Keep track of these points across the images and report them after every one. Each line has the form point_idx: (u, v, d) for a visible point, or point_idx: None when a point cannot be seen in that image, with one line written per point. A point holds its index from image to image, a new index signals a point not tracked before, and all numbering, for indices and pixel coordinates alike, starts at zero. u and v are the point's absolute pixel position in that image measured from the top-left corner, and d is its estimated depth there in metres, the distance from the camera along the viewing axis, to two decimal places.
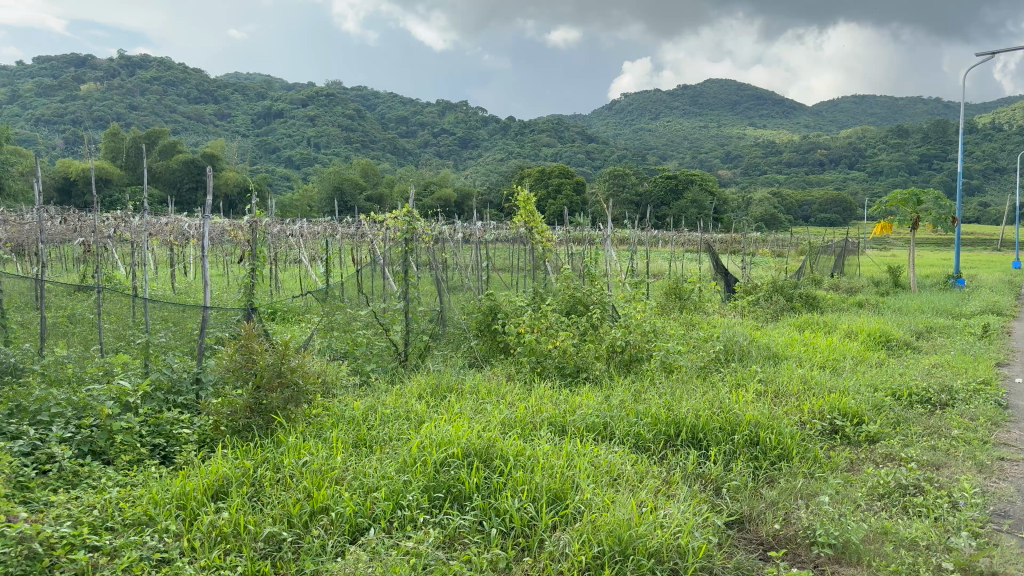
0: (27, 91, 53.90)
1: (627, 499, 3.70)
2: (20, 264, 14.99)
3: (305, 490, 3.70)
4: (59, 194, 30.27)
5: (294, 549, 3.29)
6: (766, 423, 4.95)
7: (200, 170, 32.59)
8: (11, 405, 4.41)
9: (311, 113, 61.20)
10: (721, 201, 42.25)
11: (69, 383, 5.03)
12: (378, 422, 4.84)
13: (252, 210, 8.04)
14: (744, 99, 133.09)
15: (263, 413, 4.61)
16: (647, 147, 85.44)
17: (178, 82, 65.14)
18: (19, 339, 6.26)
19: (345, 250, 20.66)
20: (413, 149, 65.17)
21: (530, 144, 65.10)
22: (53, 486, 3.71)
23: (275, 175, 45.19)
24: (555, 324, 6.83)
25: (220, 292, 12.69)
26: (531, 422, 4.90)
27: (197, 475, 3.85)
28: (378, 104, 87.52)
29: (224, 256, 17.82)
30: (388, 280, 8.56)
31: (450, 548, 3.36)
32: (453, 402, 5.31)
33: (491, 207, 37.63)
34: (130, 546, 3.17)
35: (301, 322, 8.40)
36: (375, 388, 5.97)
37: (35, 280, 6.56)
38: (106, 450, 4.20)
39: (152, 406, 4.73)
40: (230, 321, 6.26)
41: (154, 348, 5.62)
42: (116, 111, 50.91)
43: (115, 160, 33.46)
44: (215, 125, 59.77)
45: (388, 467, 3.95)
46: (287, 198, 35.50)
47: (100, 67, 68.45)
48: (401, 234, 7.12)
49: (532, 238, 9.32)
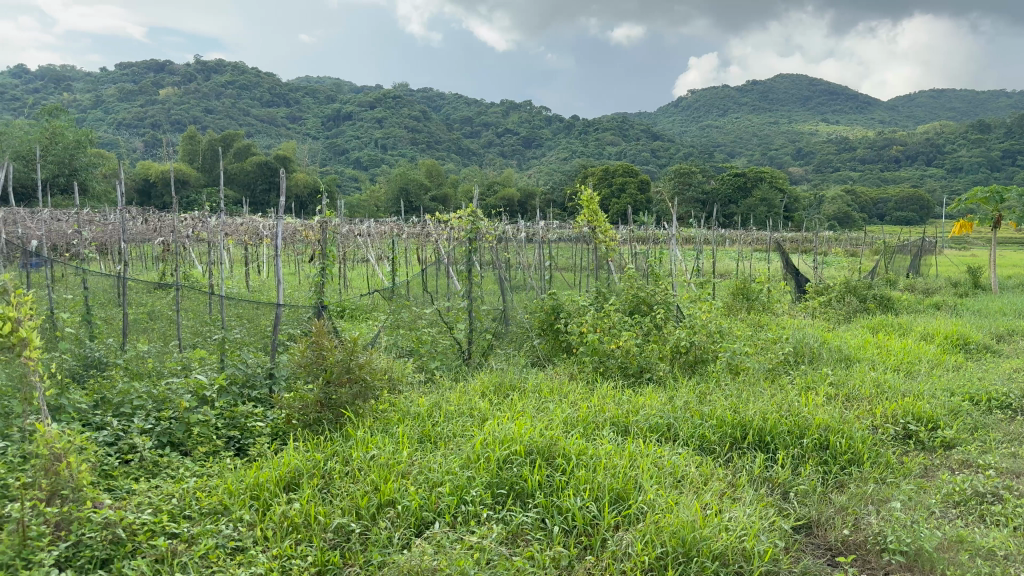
0: (111, 97, 56.50)
1: (692, 501, 3.67)
2: (104, 262, 15.71)
3: (373, 483, 3.79)
4: (140, 195, 31.54)
5: (361, 540, 3.38)
6: (836, 427, 4.86)
7: (273, 171, 33.50)
8: (96, 397, 4.63)
9: (378, 114, 62.32)
10: (791, 199, 41.22)
11: (149, 377, 5.25)
12: (442, 419, 4.90)
13: (321, 209, 8.13)
14: (816, 95, 129.43)
15: (333, 407, 4.72)
16: (715, 144, 84.02)
17: (252, 86, 67.18)
18: (102, 333, 6.59)
19: (412, 248, 21.11)
20: (478, 150, 65.68)
21: (596, 142, 64.83)
22: (135, 475, 3.90)
23: (342, 176, 46.11)
24: (618, 324, 6.79)
25: (291, 291, 13.01)
26: (594, 422, 4.89)
27: (270, 466, 3.97)
28: (443, 105, 88.40)
29: (297, 256, 18.35)
30: (452, 278, 8.62)
31: (513, 545, 3.40)
32: (516, 401, 5.34)
33: (555, 207, 37.62)
34: (207, 534, 3.32)
35: (369, 320, 8.61)
36: (438, 385, 6.05)
37: (118, 277, 6.83)
38: (184, 442, 4.40)
39: (227, 399, 4.92)
40: (301, 319, 6.48)
41: (230, 343, 5.84)
42: (192, 114, 52.78)
43: (193, 161, 34.71)
44: (286, 127, 61.50)
45: (452, 462, 4.01)
46: (355, 198, 36.21)
47: (178, 72, 71.07)
48: (464, 234, 7.22)
49: (595, 238, 9.23)
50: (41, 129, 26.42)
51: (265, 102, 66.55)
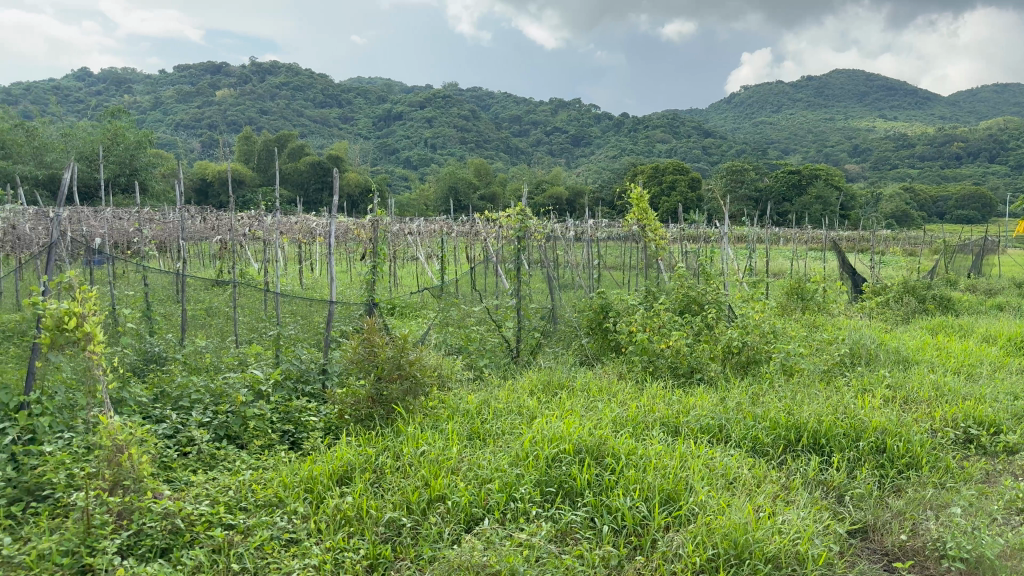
0: (170, 99, 58.09)
1: (744, 503, 3.63)
2: (163, 259, 16.14)
3: (423, 478, 3.83)
4: (198, 194, 32.35)
5: (412, 535, 3.42)
6: (894, 430, 4.75)
7: (326, 171, 34.01)
8: (156, 390, 4.77)
9: (429, 113, 62.81)
10: (848, 197, 40.29)
11: (207, 371, 5.39)
12: (491, 416, 4.94)
13: (372, 208, 8.22)
14: (873, 90, 126.22)
15: (384, 403, 4.78)
16: (768, 141, 82.58)
17: (305, 87, 68.37)
18: (162, 329, 6.79)
19: (461, 246, 21.26)
20: (527, 148, 65.70)
21: (646, 140, 64.29)
22: (193, 467, 4.01)
23: (393, 176, 46.60)
24: (668, 323, 6.72)
25: (342, 289, 13.18)
26: (643, 422, 4.87)
27: (323, 460, 4.04)
28: (493, 104, 88.73)
29: (349, 254, 18.62)
30: (500, 276, 8.63)
31: (562, 543, 3.40)
32: (565, 399, 5.35)
33: (604, 205, 37.43)
34: (262, 525, 3.39)
35: (418, 317, 8.70)
36: (487, 382, 6.09)
37: (177, 275, 7.01)
38: (240, 435, 4.52)
39: (282, 394, 5.03)
40: (353, 316, 6.60)
41: (284, 340, 5.96)
42: (248, 115, 53.88)
43: (249, 161, 35.45)
44: (338, 127, 62.42)
45: (501, 459, 4.04)
46: (406, 197, 36.59)
47: (234, 74, 72.71)
48: (513, 232, 7.24)
49: (645, 237, 9.16)
50: (104, 131, 27.26)
51: (318, 103, 67.57)
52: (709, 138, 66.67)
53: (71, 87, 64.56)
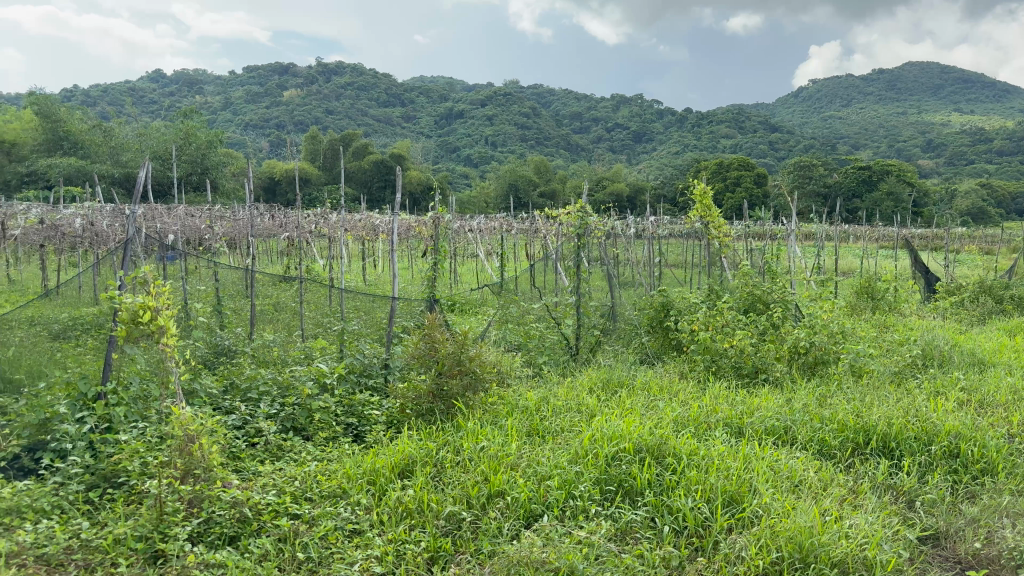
0: (239, 100, 59.69)
1: (810, 506, 3.56)
2: (231, 255, 16.60)
3: (483, 473, 3.86)
4: (266, 193, 33.14)
5: (472, 529, 3.45)
6: (969, 434, 4.58)
7: (389, 169, 34.45)
8: (226, 382, 4.92)
9: (489, 112, 62.99)
10: (921, 193, 38.96)
11: (274, 364, 5.53)
12: (550, 413, 4.94)
13: (433, 206, 8.31)
14: (949, 84, 121.72)
15: (444, 398, 4.82)
16: (837, 136, 80.35)
17: (369, 87, 69.43)
18: (232, 323, 7.02)
19: (521, 244, 21.31)
20: (588, 145, 65.36)
21: (710, 135, 63.21)
22: (260, 457, 4.12)
23: (454, 174, 46.94)
24: (732, 322, 6.61)
25: (404, 286, 13.35)
26: (706, 422, 4.82)
27: (385, 453, 4.11)
28: (554, 101, 88.56)
29: (411, 251, 18.83)
30: (559, 274, 8.60)
31: (621, 542, 3.38)
32: (625, 397, 5.33)
33: (666, 202, 37.00)
34: (326, 516, 3.47)
35: (478, 314, 8.77)
36: (546, 379, 6.12)
37: (246, 270, 7.21)
38: (306, 427, 4.63)
39: (346, 387, 5.15)
40: (414, 312, 6.69)
41: (348, 334, 6.08)
42: (314, 115, 54.97)
43: (314, 161, 36.16)
44: (401, 126, 63.17)
45: (560, 457, 4.04)
46: (466, 195, 36.82)
47: (300, 75, 74.30)
48: (573, 230, 7.24)
49: (708, 234, 9.02)
50: (178, 131, 28.16)
51: (382, 102, 68.44)
52: (775, 133, 65.24)
53: (146, 89, 66.91)
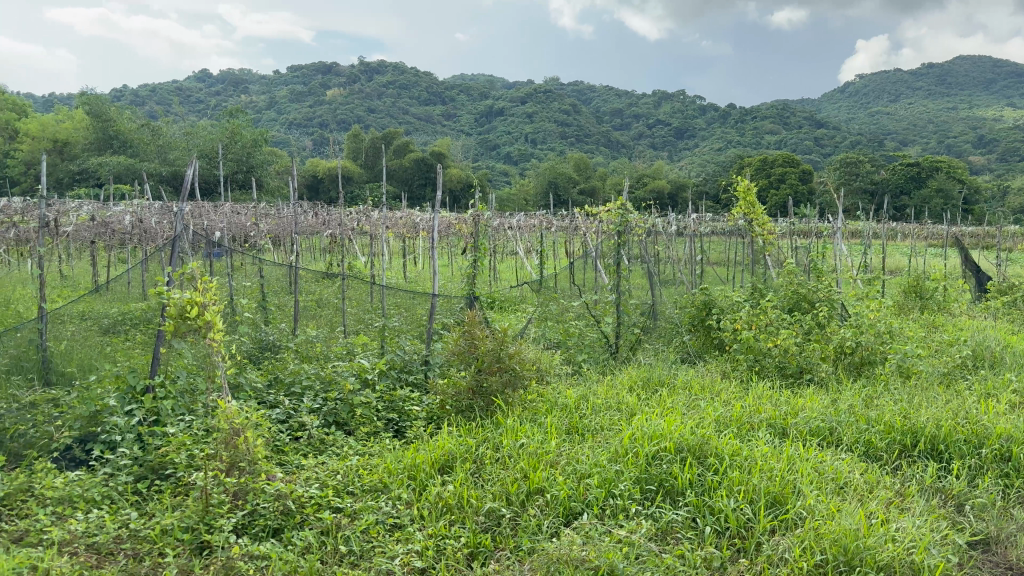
0: (283, 99, 60.59)
1: (855, 508, 3.50)
2: (276, 252, 16.84)
3: (522, 470, 3.86)
4: (309, 190, 33.58)
5: (511, 525, 3.46)
6: (1021, 437, 4.46)
7: (429, 167, 34.65)
8: (270, 377, 5.00)
9: (530, 109, 62.93)
10: (972, 190, 38.00)
11: (317, 360, 5.61)
12: (590, 411, 4.92)
13: (474, 203, 8.34)
14: (1002, 77, 118.30)
15: (484, 395, 4.83)
16: (884, 132, 78.66)
17: (411, 85, 69.91)
18: (277, 319, 7.13)
19: (561, 241, 21.30)
20: (629, 142, 64.93)
21: (753, 131, 62.30)
22: (303, 451, 4.18)
23: (494, 172, 47.03)
24: (775, 321, 6.51)
25: (445, 283, 13.42)
26: (749, 422, 4.76)
27: (426, 449, 4.13)
28: (595, 97, 88.17)
29: (451, 248, 18.92)
30: (599, 272, 8.56)
31: (662, 541, 3.36)
32: (665, 396, 5.28)
33: (708, 199, 36.62)
34: (368, 509, 3.51)
35: (517, 311, 8.78)
36: (586, 377, 6.10)
37: (290, 267, 7.31)
38: (348, 422, 4.68)
39: (387, 383, 5.20)
40: (454, 309, 6.70)
41: (389, 331, 6.13)
42: (356, 113, 55.51)
43: (356, 159, 36.54)
44: (442, 124, 63.51)
45: (600, 455, 4.03)
46: (506, 193, 36.84)
47: (343, 74, 75.12)
48: (613, 227, 7.18)
49: (752, 231, 8.90)
50: (224, 130, 28.68)
51: (422, 100, 68.85)
52: (820, 129, 64.08)
53: (193, 89, 68.21)
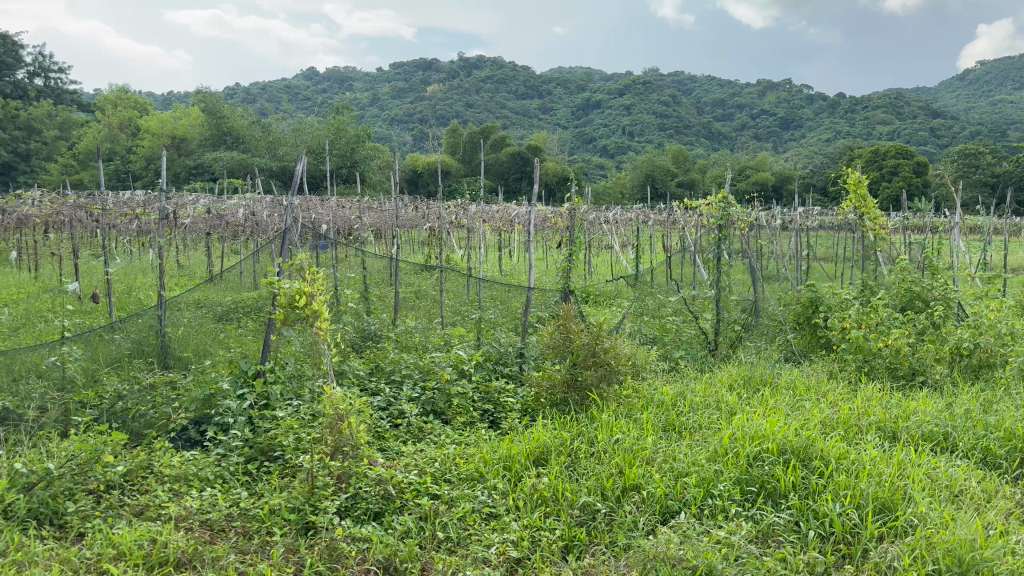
0: (386, 96, 62.16)
1: (972, 518, 3.32)
2: (376, 245, 17.29)
3: (617, 466, 3.84)
4: (409, 184, 34.29)
5: (607, 520, 3.46)
6: None
7: (526, 161, 34.73)
8: (372, 365, 5.15)
9: (628, 101, 62.25)
10: None
11: (416, 350, 5.74)
12: (688, 408, 4.85)
13: (571, 197, 8.31)
14: None
15: (579, 389, 4.83)
16: (1010, 121, 73.55)
17: (509, 79, 70.42)
18: (378, 310, 7.33)
19: (658, 236, 20.99)
20: (730, 133, 63.18)
21: (864, 121, 59.49)
22: (402, 438, 4.29)
23: (591, 165, 46.76)
24: (886, 320, 6.22)
25: (540, 276, 13.43)
26: (857, 425, 4.58)
27: (521, 440, 4.18)
28: (695, 88, 86.31)
29: (547, 242, 18.94)
30: (698, 267, 8.39)
31: (763, 544, 3.28)
32: (768, 396, 5.15)
33: (814, 192, 35.16)
34: (464, 497, 3.57)
35: (613, 306, 8.74)
36: (683, 374, 6.01)
37: (390, 260, 7.50)
38: (445, 411, 4.78)
39: (482, 374, 5.29)
40: (549, 302, 6.69)
41: (485, 323, 6.20)
42: (455, 108, 56.33)
43: (455, 153, 37.04)
44: (539, 118, 63.65)
45: (699, 455, 3.96)
46: (602, 186, 36.54)
47: (443, 69, 76.40)
48: (715, 221, 7.02)
49: (863, 227, 8.52)
50: (329, 126, 29.63)
51: (519, 95, 69.22)
52: (938, 118, 60.58)
53: (301, 87, 70.84)
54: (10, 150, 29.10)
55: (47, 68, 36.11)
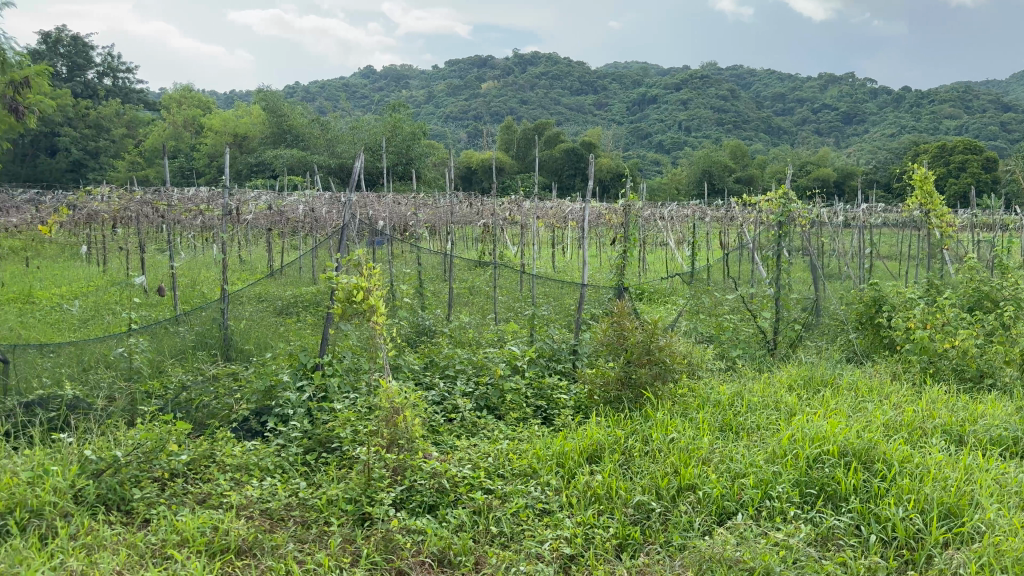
0: (442, 93, 62.64)
1: None
2: (431, 241, 17.46)
3: (673, 465, 3.81)
4: (463, 181, 34.50)
5: (661, 520, 3.44)
6: None
7: (580, 157, 34.56)
8: (426, 359, 5.21)
9: (684, 96, 61.49)
10: None
11: (471, 345, 5.78)
12: (745, 409, 4.78)
13: (625, 194, 8.26)
14: None
15: (633, 387, 4.80)
16: None
17: (563, 75, 70.27)
18: (433, 305, 7.40)
19: (715, 233, 20.70)
20: (790, 127, 61.87)
21: (930, 115, 57.59)
22: (456, 433, 4.34)
23: (646, 161, 46.35)
24: (954, 320, 6.02)
25: (593, 273, 13.39)
26: (921, 427, 4.46)
27: (574, 438, 4.18)
28: (754, 82, 84.75)
29: (601, 238, 18.86)
30: (756, 265, 8.25)
31: (823, 548, 3.22)
32: (828, 397, 5.04)
33: (878, 188, 34.18)
34: (518, 493, 3.59)
35: (667, 304, 8.66)
36: (740, 373, 5.92)
37: (444, 257, 7.57)
38: (498, 407, 4.81)
39: (536, 370, 5.29)
40: (603, 299, 6.64)
41: (539, 320, 6.20)
42: (510, 105, 56.46)
43: (509, 150, 37.11)
44: (594, 114, 63.36)
45: (756, 455, 3.90)
46: (658, 182, 36.20)
47: (498, 66, 76.64)
48: (774, 217, 6.89)
49: (929, 224, 8.24)
50: (385, 123, 29.96)
51: (574, 91, 68.96)
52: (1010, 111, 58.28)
53: (359, 85, 71.92)
54: (81, 148, 30.20)
55: (115, 68, 37.31)
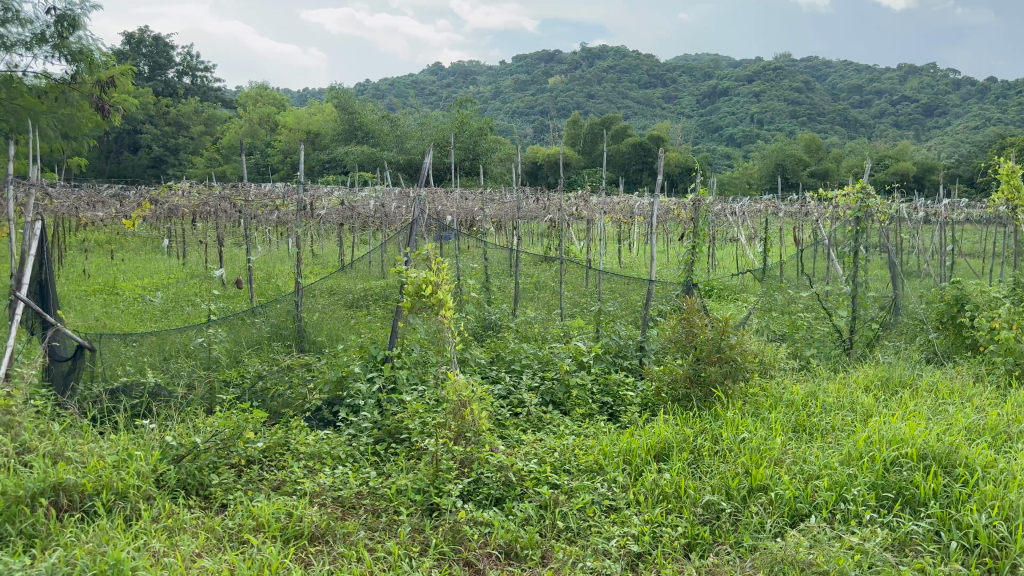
0: (509, 89, 62.78)
1: None
2: (497, 236, 17.55)
3: (744, 465, 3.76)
4: (530, 176, 34.54)
5: (732, 520, 3.40)
6: None
7: (647, 152, 34.17)
8: (493, 354, 5.26)
9: (756, 88, 60.13)
10: None
11: (538, 341, 5.80)
12: (819, 409, 4.67)
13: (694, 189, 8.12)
14: None
15: (702, 384, 4.75)
16: None
17: (632, 69, 69.57)
18: (499, 300, 7.45)
19: (787, 228, 20.19)
20: (868, 120, 59.89)
21: (1019, 105, 54.89)
22: (522, 427, 4.36)
23: (716, 155, 45.53)
24: None
25: (660, 269, 13.25)
26: (1005, 432, 4.28)
27: (642, 435, 4.16)
28: (831, 73, 82.26)
29: (669, 234, 18.63)
30: (831, 261, 8.01)
31: (900, 553, 3.13)
32: (906, 398, 4.89)
33: (961, 182, 32.76)
34: (584, 488, 3.59)
35: (737, 301, 8.50)
36: (814, 373, 5.79)
37: (512, 252, 7.60)
38: (564, 402, 4.82)
39: (602, 366, 5.28)
40: (670, 295, 6.57)
41: (605, 315, 6.18)
42: (577, 100, 56.25)
43: (576, 145, 36.99)
44: (662, 108, 62.56)
45: (830, 457, 3.82)
46: (728, 176, 35.49)
47: (566, 61, 76.41)
48: (852, 212, 6.69)
49: (1016, 219, 7.83)
50: (453, 119, 30.16)
51: (642, 84, 68.18)
52: None
53: (428, 81, 72.68)
54: (162, 145, 31.41)
55: (194, 67, 38.56)
